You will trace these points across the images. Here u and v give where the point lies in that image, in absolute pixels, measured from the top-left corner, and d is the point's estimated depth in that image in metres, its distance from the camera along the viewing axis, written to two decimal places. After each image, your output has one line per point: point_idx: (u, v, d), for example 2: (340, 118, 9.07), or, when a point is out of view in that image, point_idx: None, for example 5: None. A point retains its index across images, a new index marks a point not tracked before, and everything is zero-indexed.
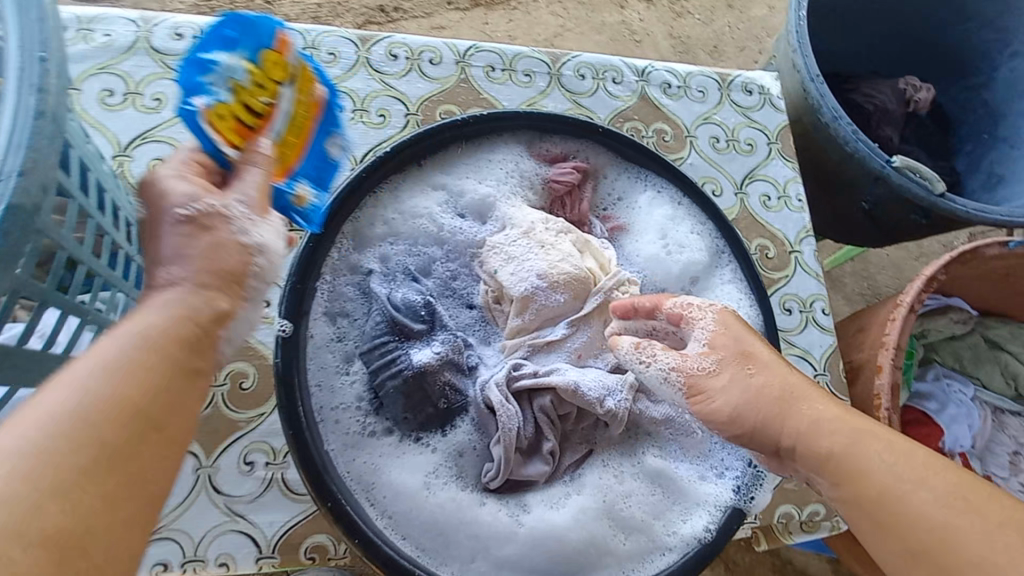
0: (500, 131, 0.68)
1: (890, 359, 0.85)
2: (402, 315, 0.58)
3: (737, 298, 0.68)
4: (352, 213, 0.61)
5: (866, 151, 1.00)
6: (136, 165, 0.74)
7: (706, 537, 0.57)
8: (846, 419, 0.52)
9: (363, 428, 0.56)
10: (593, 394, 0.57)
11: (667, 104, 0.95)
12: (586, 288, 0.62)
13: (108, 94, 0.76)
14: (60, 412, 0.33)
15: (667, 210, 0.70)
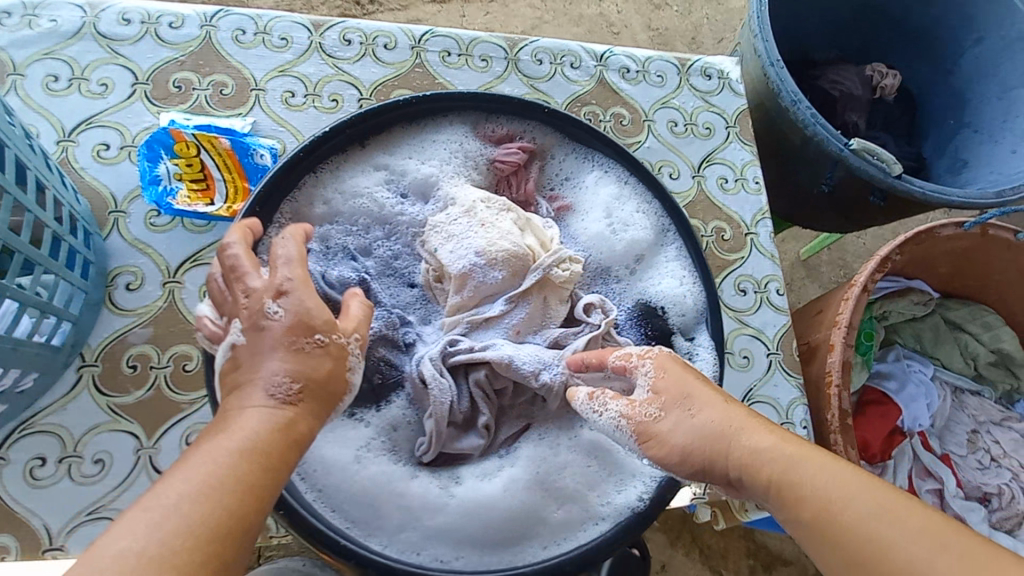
0: (444, 112, 0.68)
1: (842, 337, 0.86)
2: (336, 293, 0.58)
3: (682, 277, 0.68)
4: (289, 192, 0.61)
5: (824, 135, 1.00)
6: (80, 149, 0.74)
7: (641, 506, 0.57)
8: (784, 445, 0.49)
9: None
10: (527, 368, 0.58)
11: (626, 89, 0.95)
12: (525, 265, 0.62)
13: (53, 79, 0.76)
14: (175, 509, 0.37)
15: (614, 190, 0.71)
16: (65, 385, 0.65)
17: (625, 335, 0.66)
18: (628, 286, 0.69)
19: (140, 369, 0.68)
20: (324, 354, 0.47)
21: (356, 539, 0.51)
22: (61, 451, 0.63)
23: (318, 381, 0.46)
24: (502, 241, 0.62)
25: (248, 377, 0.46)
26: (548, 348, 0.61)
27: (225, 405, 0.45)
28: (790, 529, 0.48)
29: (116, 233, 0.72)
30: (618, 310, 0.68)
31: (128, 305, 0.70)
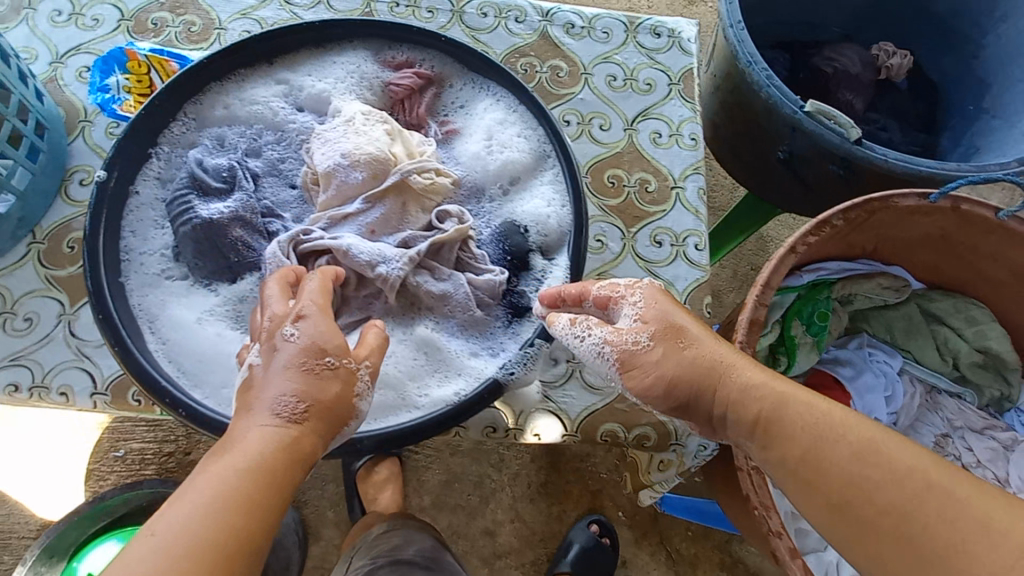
0: (348, 38, 0.75)
1: (755, 296, 0.80)
2: (207, 176, 0.64)
3: (552, 200, 0.69)
4: (192, 95, 0.69)
5: (777, 97, 0.96)
6: (66, 70, 0.88)
7: (454, 401, 0.58)
8: (775, 385, 0.53)
9: (162, 271, 0.64)
10: (363, 257, 0.61)
11: (568, 43, 0.97)
12: (385, 168, 0.66)
13: (57, 14, 0.91)
14: (184, 517, 0.42)
15: (499, 115, 0.73)
16: (15, 255, 0.77)
17: (482, 249, 0.68)
18: (499, 206, 0.71)
19: (76, 250, 0.78)
20: (328, 379, 0.51)
21: (178, 385, 0.57)
22: (2, 306, 0.74)
23: (325, 401, 0.50)
24: (367, 145, 0.66)
25: (261, 386, 0.51)
26: (396, 247, 0.64)
27: (235, 423, 0.49)
28: (768, 466, 0.52)
29: (80, 138, 0.84)
30: (482, 227, 0.69)
31: (77, 197, 0.80)
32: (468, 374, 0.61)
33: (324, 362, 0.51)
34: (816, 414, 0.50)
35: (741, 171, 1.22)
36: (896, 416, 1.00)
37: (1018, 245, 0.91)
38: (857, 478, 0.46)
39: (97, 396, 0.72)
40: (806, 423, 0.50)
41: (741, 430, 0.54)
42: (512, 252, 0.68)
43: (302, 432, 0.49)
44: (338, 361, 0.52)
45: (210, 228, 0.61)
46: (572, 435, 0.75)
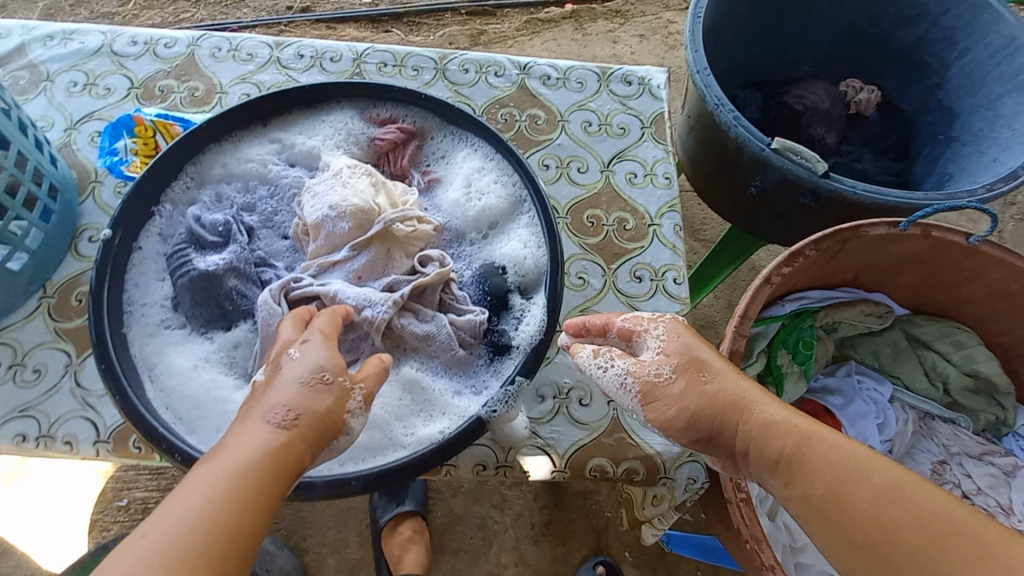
0: (335, 98, 0.81)
1: (734, 327, 0.83)
2: (204, 230, 0.68)
3: (529, 241, 0.73)
4: (192, 156, 0.75)
5: (746, 135, 1.01)
6: (79, 135, 0.94)
7: (439, 439, 0.61)
8: (794, 421, 0.57)
9: (162, 321, 0.68)
10: (351, 302, 0.66)
11: (545, 93, 1.04)
12: (370, 218, 0.70)
13: (72, 85, 0.99)
14: (180, 519, 0.44)
15: (476, 164, 0.78)
16: (26, 309, 0.81)
17: (462, 290, 0.71)
18: (479, 250, 0.75)
19: (84, 303, 0.82)
20: (324, 395, 0.54)
21: (176, 431, 0.60)
22: (12, 359, 0.78)
23: (316, 413, 0.53)
24: (354, 197, 0.71)
25: (261, 399, 0.54)
26: (381, 291, 0.68)
27: (230, 432, 0.52)
28: (789, 499, 0.56)
29: (90, 197, 0.90)
30: (463, 270, 0.73)
31: (86, 252, 0.85)
32: (453, 412, 0.63)
33: (322, 379, 0.55)
34: (836, 450, 0.54)
35: (722, 207, 1.25)
36: (891, 443, 1.00)
37: (990, 268, 0.93)
38: (876, 512, 0.50)
39: (100, 444, 0.74)
40: (827, 459, 0.54)
41: (762, 462, 0.58)
42: (490, 293, 0.71)
43: (294, 439, 0.52)
44: (335, 380, 0.56)
45: (206, 278, 0.65)
46: (561, 471, 0.76)
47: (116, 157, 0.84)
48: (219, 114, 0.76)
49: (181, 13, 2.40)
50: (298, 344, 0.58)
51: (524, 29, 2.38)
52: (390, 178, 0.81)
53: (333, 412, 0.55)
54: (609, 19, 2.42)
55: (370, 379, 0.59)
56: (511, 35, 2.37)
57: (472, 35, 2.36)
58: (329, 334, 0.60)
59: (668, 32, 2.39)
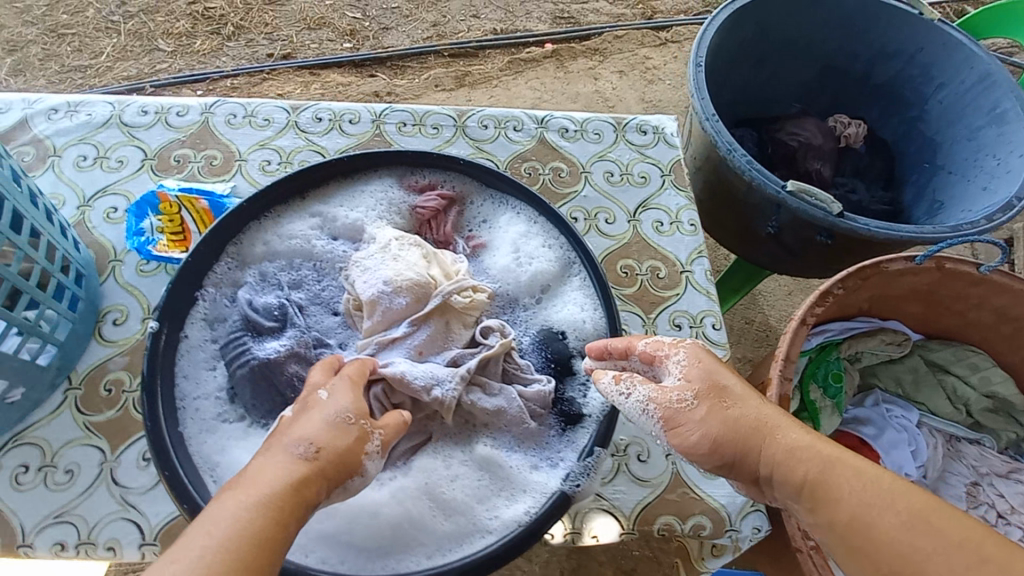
0: (373, 167, 0.80)
1: (779, 370, 0.85)
2: (259, 315, 0.67)
3: (585, 305, 0.73)
4: (233, 237, 0.72)
5: (761, 179, 1.04)
6: (94, 212, 0.91)
7: (526, 520, 0.59)
8: (818, 447, 0.55)
9: (220, 413, 0.66)
10: (419, 382, 0.64)
11: (565, 146, 1.05)
12: (428, 292, 0.70)
13: (82, 159, 0.95)
14: (195, 555, 0.42)
15: (522, 228, 0.78)
16: (52, 404, 0.76)
17: (525, 359, 0.71)
18: (534, 316, 0.75)
19: (114, 392, 0.78)
20: (347, 432, 0.54)
21: None
22: (42, 460, 0.73)
23: (337, 451, 0.52)
24: (412, 270, 0.70)
25: (284, 433, 0.53)
26: (446, 366, 0.67)
27: (252, 463, 0.51)
28: (814, 523, 0.55)
29: (111, 277, 0.86)
30: (522, 337, 0.74)
31: (112, 337, 0.81)
32: (534, 489, 0.62)
33: (347, 419, 0.55)
34: (862, 477, 0.52)
35: (729, 242, 1.30)
36: (924, 469, 1.03)
37: (997, 295, 0.99)
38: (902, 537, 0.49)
39: (147, 546, 0.69)
40: (851, 484, 0.52)
41: (786, 487, 0.56)
42: (553, 360, 0.71)
43: (315, 471, 0.50)
44: (359, 421, 0.55)
45: (264, 367, 0.63)
46: (629, 533, 0.76)
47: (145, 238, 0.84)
48: (260, 194, 0.74)
49: (157, 63, 2.28)
50: (328, 385, 0.58)
51: (507, 68, 2.43)
52: (435, 246, 0.80)
53: (353, 451, 0.54)
54: (588, 57, 2.49)
55: (388, 426, 0.58)
56: (495, 74, 2.41)
57: (457, 77, 2.39)
58: (355, 380, 0.59)
59: (646, 67, 2.48)
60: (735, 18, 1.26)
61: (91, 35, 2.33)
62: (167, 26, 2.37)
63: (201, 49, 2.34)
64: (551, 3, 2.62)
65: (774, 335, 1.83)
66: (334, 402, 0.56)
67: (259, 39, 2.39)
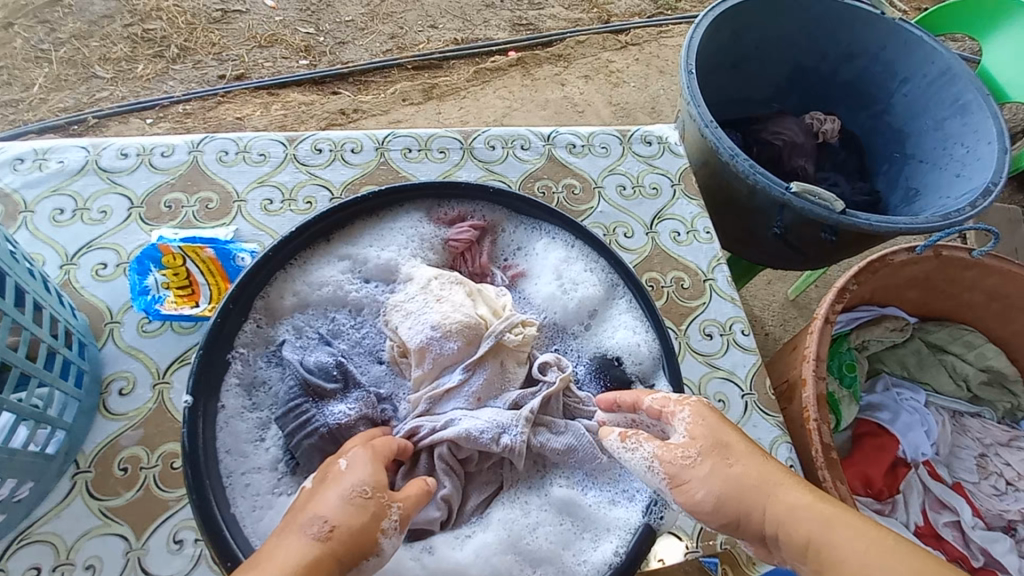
0: (399, 203, 0.76)
1: (812, 370, 0.88)
2: (318, 376, 0.63)
3: (635, 328, 0.72)
4: (261, 289, 0.67)
5: (765, 182, 1.07)
6: (80, 270, 0.82)
7: (616, 561, 0.58)
8: (819, 504, 0.51)
9: (274, 487, 0.61)
10: (487, 434, 0.61)
11: (574, 162, 1.05)
12: (480, 332, 0.66)
13: (59, 212, 0.86)
14: None
15: (561, 254, 0.76)
16: (59, 493, 0.68)
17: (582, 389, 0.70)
18: (583, 343, 0.75)
19: (130, 472, 0.70)
20: (364, 509, 0.50)
21: None
22: (55, 559, 0.65)
23: (351, 532, 0.49)
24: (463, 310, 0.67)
25: (302, 509, 0.50)
26: (508, 410, 0.64)
27: (267, 544, 0.48)
28: None
29: (110, 341, 0.77)
30: (575, 366, 0.73)
31: (120, 410, 0.74)
32: (619, 528, 0.60)
33: (362, 494, 0.51)
34: (860, 533, 0.48)
35: (729, 242, 1.33)
36: (936, 446, 1.08)
37: (989, 277, 1.05)
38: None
39: None
40: (849, 540, 0.47)
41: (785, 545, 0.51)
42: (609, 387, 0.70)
43: (326, 555, 0.47)
44: (377, 495, 0.51)
45: (334, 434, 0.60)
46: (695, 551, 0.75)
47: (150, 296, 0.78)
48: (284, 241, 0.68)
49: (96, 91, 2.08)
50: (349, 454, 0.54)
51: (474, 79, 2.40)
52: (472, 279, 0.78)
53: (367, 533, 0.50)
54: (553, 64, 2.50)
55: (409, 498, 0.54)
56: (462, 85, 2.37)
57: (424, 89, 2.33)
58: (376, 451, 0.55)
59: (609, 71, 2.52)
60: (717, 24, 1.29)
61: (19, 66, 2.10)
62: (104, 52, 2.17)
63: (144, 74, 2.15)
64: (507, 11, 2.61)
65: (762, 324, 1.88)
66: (351, 476, 0.52)
67: (208, 61, 2.22)
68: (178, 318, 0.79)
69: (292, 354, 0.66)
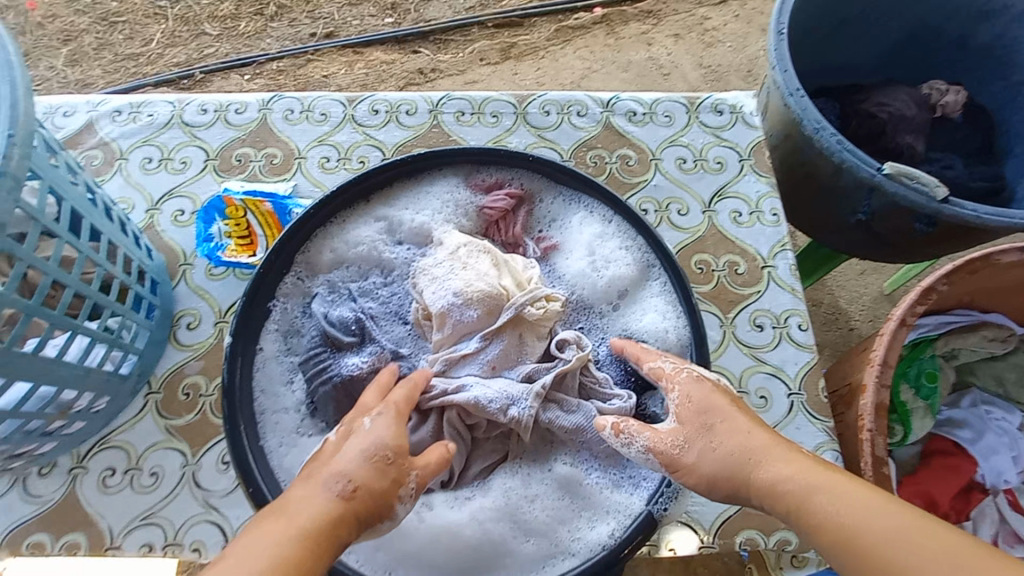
0: (437, 167, 0.76)
1: (875, 377, 0.79)
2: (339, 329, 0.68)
3: (665, 310, 0.68)
4: (302, 244, 0.71)
5: (854, 161, 0.95)
6: (162, 215, 0.91)
7: (610, 543, 0.57)
8: (800, 472, 0.50)
9: (298, 428, 0.66)
10: (495, 404, 0.62)
11: (632, 131, 0.99)
12: (499, 303, 0.66)
13: (148, 161, 0.96)
14: None
15: (597, 228, 0.73)
16: (134, 408, 0.79)
17: (602, 369, 0.68)
18: (609, 322, 0.72)
19: (191, 397, 0.80)
20: (386, 473, 0.53)
21: None
22: (127, 463, 0.76)
23: (372, 490, 0.52)
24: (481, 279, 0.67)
25: (324, 465, 0.53)
26: (520, 382, 0.64)
27: (289, 492, 0.51)
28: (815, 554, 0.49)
29: (183, 281, 0.86)
30: (598, 345, 0.71)
31: (187, 341, 0.83)
32: (620, 511, 0.59)
33: (385, 458, 0.53)
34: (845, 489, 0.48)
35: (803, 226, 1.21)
36: None
37: None
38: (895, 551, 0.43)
39: None
40: (835, 495, 0.48)
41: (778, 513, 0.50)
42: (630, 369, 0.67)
43: (348, 512, 0.50)
44: (397, 460, 0.54)
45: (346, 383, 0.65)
46: (709, 547, 0.73)
47: (213, 244, 0.85)
48: (326, 200, 0.71)
49: (204, 47, 2.25)
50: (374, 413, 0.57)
51: (555, 38, 2.31)
52: (503, 249, 0.77)
53: (387, 494, 0.53)
54: (641, 21, 2.34)
55: (426, 465, 0.56)
56: (542, 45, 2.29)
57: (503, 49, 2.28)
58: (401, 411, 0.58)
59: (704, 29, 2.31)
60: None
61: (140, 22, 2.32)
62: (212, 9, 2.33)
63: (246, 31, 2.29)
64: None
65: (846, 318, 1.71)
66: (373, 434, 0.55)
67: (301, 19, 2.32)
68: (239, 266, 0.86)
69: (321, 309, 0.70)
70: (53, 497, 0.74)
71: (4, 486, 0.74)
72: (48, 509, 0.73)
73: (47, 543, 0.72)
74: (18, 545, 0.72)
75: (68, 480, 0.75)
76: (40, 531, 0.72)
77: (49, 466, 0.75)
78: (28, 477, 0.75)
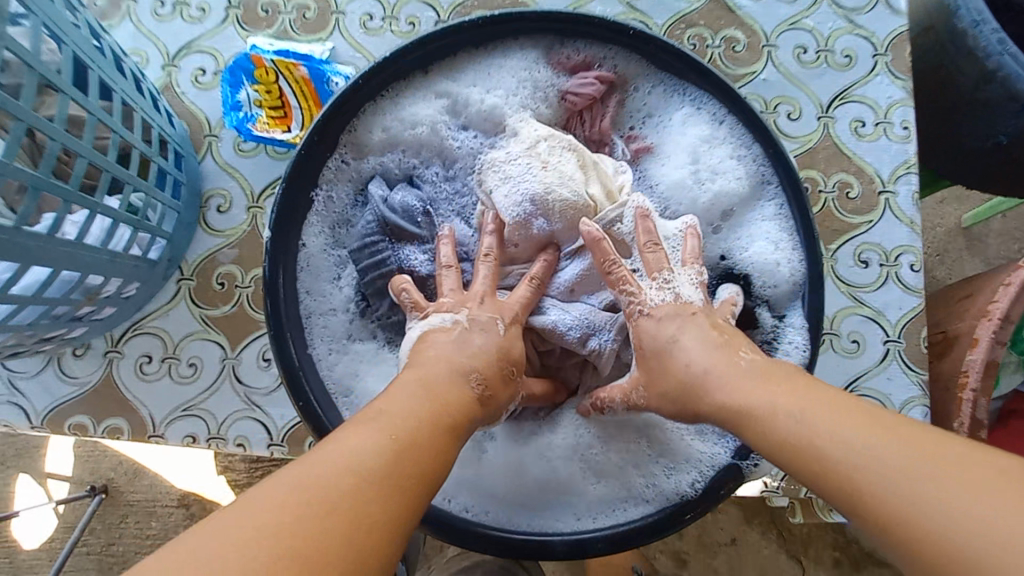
0: (511, 35, 0.60)
1: (990, 333, 0.69)
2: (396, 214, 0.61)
3: (777, 238, 0.57)
4: (347, 122, 0.58)
5: (1014, 68, 0.78)
6: (180, 74, 0.78)
7: (689, 494, 0.53)
8: (768, 388, 0.43)
9: (348, 333, 0.61)
10: (572, 333, 0.55)
11: (745, 6, 0.79)
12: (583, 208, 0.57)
13: (159, 4, 0.80)
14: (356, 451, 0.38)
15: (704, 130, 0.60)
16: (167, 294, 0.73)
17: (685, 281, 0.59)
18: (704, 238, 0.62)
19: (226, 288, 0.73)
20: (509, 386, 0.50)
21: None
22: (164, 351, 0.71)
23: (499, 394, 0.49)
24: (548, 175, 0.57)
25: (454, 351, 0.49)
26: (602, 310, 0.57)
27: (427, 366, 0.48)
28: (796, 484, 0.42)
29: (209, 156, 0.76)
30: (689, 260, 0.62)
31: (219, 226, 0.74)
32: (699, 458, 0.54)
33: (511, 371, 0.50)
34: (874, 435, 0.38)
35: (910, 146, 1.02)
36: None
37: None
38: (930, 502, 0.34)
39: (274, 446, 0.69)
40: (868, 440, 0.37)
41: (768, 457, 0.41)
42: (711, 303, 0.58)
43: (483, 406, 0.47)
44: (518, 377, 0.51)
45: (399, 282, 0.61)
46: (772, 490, 0.69)
47: (241, 114, 0.72)
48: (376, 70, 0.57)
49: None
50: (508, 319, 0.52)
51: None
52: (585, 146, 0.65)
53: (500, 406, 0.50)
54: None
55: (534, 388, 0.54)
56: None
57: None
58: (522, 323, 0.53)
59: None
60: None
61: None
62: None
63: None
64: None
65: None
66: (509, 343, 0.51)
67: None
68: (271, 143, 0.74)
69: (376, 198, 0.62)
70: (91, 380, 0.71)
71: (39, 364, 0.71)
72: (87, 391, 0.71)
73: (89, 424, 0.70)
74: (61, 423, 0.70)
75: (104, 364, 0.71)
76: (82, 411, 0.70)
77: (84, 348, 0.71)
78: (63, 356, 0.71)
